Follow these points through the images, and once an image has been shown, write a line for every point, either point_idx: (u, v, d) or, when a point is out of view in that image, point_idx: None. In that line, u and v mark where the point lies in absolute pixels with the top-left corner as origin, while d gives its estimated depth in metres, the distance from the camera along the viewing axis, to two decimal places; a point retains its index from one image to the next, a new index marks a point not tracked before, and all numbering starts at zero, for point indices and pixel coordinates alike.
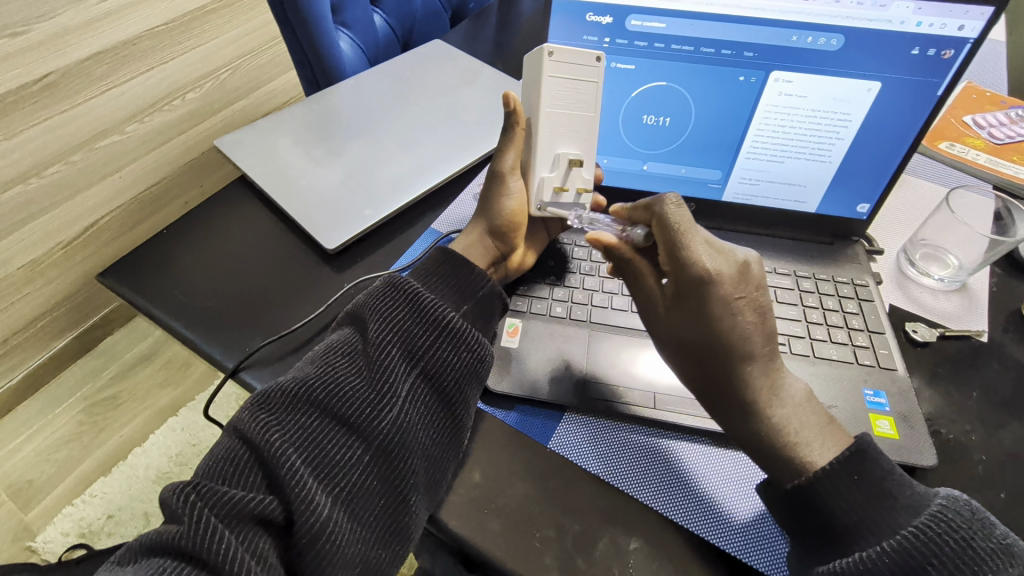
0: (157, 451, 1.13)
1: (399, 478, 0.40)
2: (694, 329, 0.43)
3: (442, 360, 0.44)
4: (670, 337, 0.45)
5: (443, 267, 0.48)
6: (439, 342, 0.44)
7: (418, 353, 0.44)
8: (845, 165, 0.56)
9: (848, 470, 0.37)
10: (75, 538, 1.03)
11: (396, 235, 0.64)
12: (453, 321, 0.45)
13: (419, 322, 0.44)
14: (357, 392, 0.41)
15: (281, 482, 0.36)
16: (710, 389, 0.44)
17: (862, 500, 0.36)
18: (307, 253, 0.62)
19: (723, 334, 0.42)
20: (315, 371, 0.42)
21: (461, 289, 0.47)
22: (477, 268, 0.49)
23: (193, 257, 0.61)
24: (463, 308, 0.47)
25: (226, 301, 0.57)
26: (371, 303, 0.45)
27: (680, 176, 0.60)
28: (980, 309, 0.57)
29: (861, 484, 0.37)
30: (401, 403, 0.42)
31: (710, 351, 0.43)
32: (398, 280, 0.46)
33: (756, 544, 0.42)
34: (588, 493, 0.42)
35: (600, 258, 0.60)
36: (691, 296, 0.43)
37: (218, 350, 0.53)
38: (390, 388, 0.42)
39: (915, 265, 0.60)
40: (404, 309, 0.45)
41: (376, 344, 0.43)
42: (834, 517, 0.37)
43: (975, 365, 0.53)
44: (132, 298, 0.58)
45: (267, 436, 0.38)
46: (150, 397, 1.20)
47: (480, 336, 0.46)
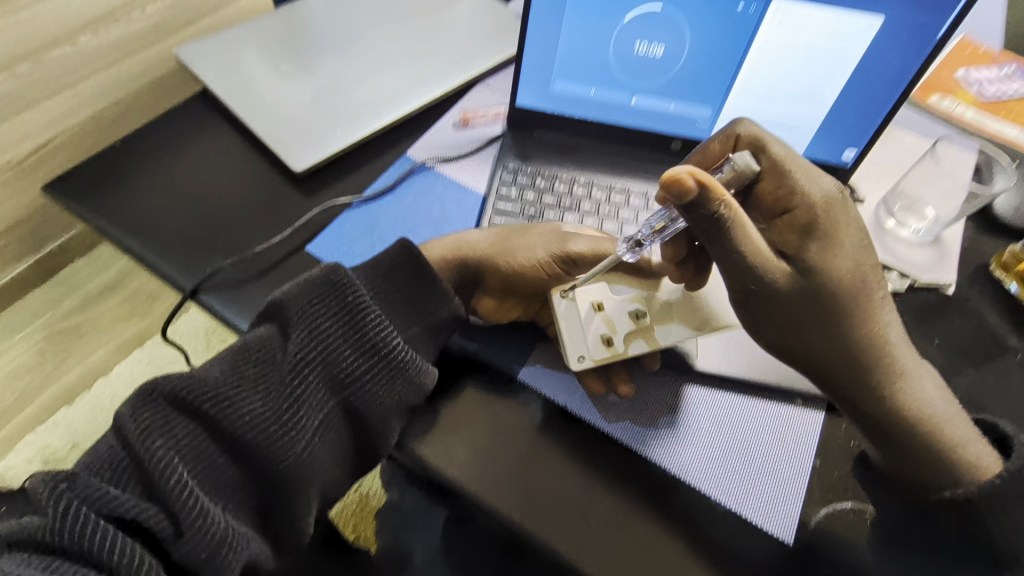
0: (122, 382, 1.09)
1: (296, 493, 0.38)
2: (825, 277, 0.41)
3: (371, 390, 0.41)
4: (799, 294, 0.41)
5: (395, 275, 0.45)
6: (370, 371, 0.41)
7: (344, 377, 0.41)
8: (835, 109, 0.55)
9: (1012, 487, 0.35)
10: (39, 466, 1.01)
11: (371, 158, 0.60)
12: (395, 347, 0.42)
13: (350, 343, 0.41)
14: (266, 409, 0.37)
15: (167, 490, 0.32)
16: (813, 350, 0.41)
17: (1021, 518, 0.35)
18: (274, 175, 0.58)
19: (852, 282, 0.41)
20: (222, 374, 0.37)
21: (415, 307, 0.45)
22: (442, 282, 0.45)
23: (150, 173, 0.57)
24: (411, 331, 0.44)
25: (186, 222, 0.54)
26: (305, 304, 0.40)
27: (668, 112, 0.58)
28: (952, 260, 0.57)
29: (960, 457, 0.39)
30: (316, 428, 0.39)
31: (847, 298, 0.41)
32: (337, 280, 0.41)
33: (759, 498, 0.42)
34: (550, 427, 0.44)
35: (580, 193, 0.58)
36: (823, 228, 0.42)
37: (176, 272, 0.51)
38: (306, 410, 0.39)
39: (892, 217, 0.60)
40: (336, 324, 0.41)
41: (298, 361, 0.39)
42: (989, 532, 0.36)
43: (940, 315, 0.54)
44: (82, 213, 0.54)
45: (156, 440, 0.33)
46: (114, 328, 1.16)
47: (425, 365, 0.43)
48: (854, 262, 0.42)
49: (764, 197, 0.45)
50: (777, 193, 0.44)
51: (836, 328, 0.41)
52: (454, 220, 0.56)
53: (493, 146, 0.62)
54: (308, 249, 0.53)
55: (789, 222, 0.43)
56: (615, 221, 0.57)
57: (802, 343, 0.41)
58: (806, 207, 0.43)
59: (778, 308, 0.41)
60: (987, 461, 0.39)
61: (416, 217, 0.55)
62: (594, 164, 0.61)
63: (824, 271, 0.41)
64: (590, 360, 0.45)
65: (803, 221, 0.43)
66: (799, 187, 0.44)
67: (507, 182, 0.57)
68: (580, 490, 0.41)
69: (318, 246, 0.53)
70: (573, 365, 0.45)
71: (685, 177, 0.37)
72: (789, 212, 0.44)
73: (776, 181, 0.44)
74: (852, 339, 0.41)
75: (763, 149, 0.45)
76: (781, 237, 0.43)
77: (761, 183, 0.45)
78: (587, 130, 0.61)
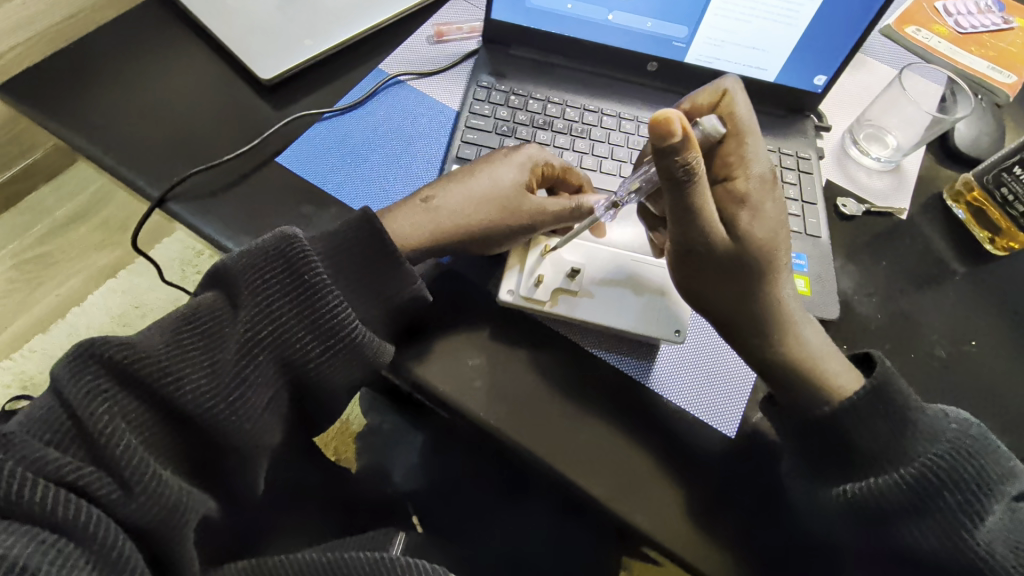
0: (97, 310, 1.10)
1: (244, 458, 0.38)
2: (744, 244, 0.42)
3: (322, 372, 0.41)
4: (719, 255, 0.42)
5: (359, 251, 0.42)
6: (324, 353, 0.40)
7: (295, 358, 0.40)
8: (809, 32, 0.54)
9: (875, 400, 0.38)
10: (18, 390, 1.03)
11: (341, 71, 0.59)
12: (354, 329, 0.41)
13: (303, 324, 0.40)
14: (213, 384, 0.36)
15: (115, 461, 0.31)
16: (712, 305, 0.44)
17: (886, 427, 0.38)
18: (240, 86, 0.56)
19: (768, 250, 0.42)
20: (163, 344, 0.35)
21: (373, 288, 0.43)
22: (405, 264, 0.43)
23: (109, 78, 0.55)
24: (367, 315, 0.43)
25: (149, 131, 0.53)
26: (256, 274, 0.39)
27: (645, 31, 0.57)
28: (907, 188, 0.60)
29: (888, 412, 0.38)
30: (263, 405, 0.39)
31: (756, 266, 0.42)
32: (290, 253, 0.39)
33: (707, 401, 0.46)
34: (515, 336, 0.47)
35: (555, 112, 0.58)
36: (756, 200, 0.43)
37: (143, 180, 0.50)
38: (254, 388, 0.38)
39: (857, 145, 0.61)
40: (289, 301, 0.39)
41: (246, 338, 0.38)
42: (862, 443, 0.38)
43: (890, 240, 0.57)
44: (39, 119, 0.52)
45: (100, 408, 0.32)
46: (86, 258, 1.14)
47: (383, 343, 0.43)
48: (775, 237, 0.43)
49: (717, 160, 0.46)
50: (732, 159, 0.45)
51: (741, 295, 0.42)
52: (426, 136, 0.55)
53: (467, 62, 0.61)
54: (279, 160, 0.52)
55: (730, 188, 0.44)
56: (588, 140, 0.57)
57: (706, 301, 0.44)
58: (749, 179, 0.44)
59: (700, 264, 0.43)
60: (847, 376, 0.40)
61: (388, 131, 0.55)
62: (569, 83, 0.60)
63: (746, 239, 0.42)
64: (514, 298, 0.47)
65: (742, 191, 0.44)
66: (748, 161, 0.44)
67: (481, 98, 0.57)
68: (540, 390, 0.45)
69: (288, 158, 0.52)
70: (500, 298, 0.47)
71: (675, 124, 0.36)
72: (738, 179, 0.44)
73: (735, 150, 0.45)
74: (755, 299, 0.42)
75: (732, 118, 0.45)
76: (720, 203, 0.44)
77: (721, 146, 0.45)
78: (562, 48, 0.60)
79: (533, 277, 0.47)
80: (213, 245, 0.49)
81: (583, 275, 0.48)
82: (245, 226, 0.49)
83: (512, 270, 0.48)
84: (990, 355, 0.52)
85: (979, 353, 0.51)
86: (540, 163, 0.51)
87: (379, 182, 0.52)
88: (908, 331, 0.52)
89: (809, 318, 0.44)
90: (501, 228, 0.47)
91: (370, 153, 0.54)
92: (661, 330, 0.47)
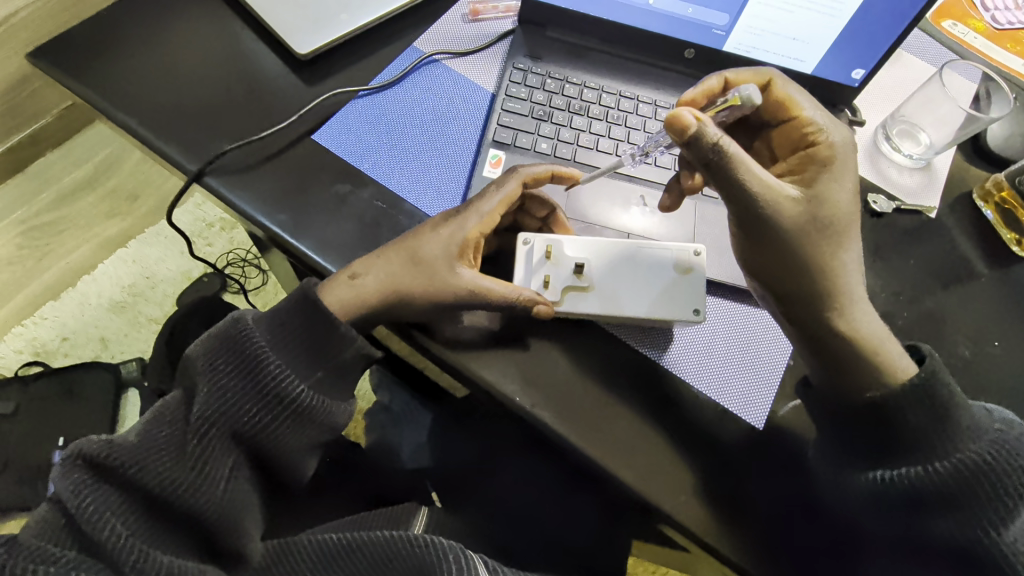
0: (109, 280, 1.09)
1: (227, 536, 0.39)
2: (820, 208, 0.43)
3: (280, 438, 0.41)
4: (796, 221, 0.42)
5: (297, 321, 0.42)
6: (275, 420, 0.40)
7: (249, 431, 0.40)
8: (854, 23, 0.53)
9: (917, 393, 0.38)
10: (30, 356, 1.02)
11: (375, 48, 0.58)
12: (302, 397, 0.40)
13: (251, 398, 0.40)
14: (172, 468, 0.37)
15: (102, 546, 0.33)
16: (790, 278, 0.43)
17: (924, 420, 0.38)
18: (274, 59, 0.56)
19: (846, 215, 0.44)
20: (130, 441, 0.37)
21: (318, 351, 0.42)
22: (342, 326, 0.42)
23: (141, 47, 0.54)
24: (316, 376, 0.42)
25: (183, 102, 0.52)
26: (207, 364, 0.40)
27: (685, 16, 0.56)
28: (938, 187, 0.60)
29: (930, 407, 0.38)
30: (226, 480, 0.39)
31: (834, 228, 0.43)
32: (235, 333, 0.40)
33: (737, 390, 0.47)
34: (551, 322, 0.48)
35: (591, 98, 0.57)
36: (836, 167, 0.45)
37: (178, 153, 0.50)
38: (212, 466, 0.39)
39: (890, 141, 0.61)
40: (237, 378, 0.40)
41: (201, 418, 0.38)
42: (900, 432, 0.39)
43: (918, 238, 0.57)
44: (72, 87, 0.52)
45: (82, 499, 0.34)
46: (97, 226, 1.12)
47: (336, 404, 0.43)
48: (848, 203, 0.44)
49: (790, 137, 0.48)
50: (805, 134, 0.46)
51: (813, 260, 0.42)
52: (462, 118, 0.55)
53: (502, 43, 0.60)
54: (314, 137, 0.52)
55: (805, 158, 0.46)
56: (624, 128, 0.57)
57: (794, 273, 0.42)
58: (828, 146, 0.45)
59: (780, 238, 0.42)
60: (903, 367, 0.40)
61: (423, 111, 0.55)
62: (605, 68, 0.59)
63: (822, 202, 0.43)
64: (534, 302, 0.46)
65: (823, 157, 0.45)
66: (823, 130, 0.46)
67: (517, 81, 0.56)
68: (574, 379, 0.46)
69: (323, 136, 0.52)
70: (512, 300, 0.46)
71: (688, 119, 0.41)
72: (813, 148, 0.46)
73: (806, 122, 0.46)
74: (832, 260, 0.42)
75: (790, 100, 0.47)
76: (796, 173, 0.46)
77: (790, 123, 0.47)
78: (599, 31, 0.59)
79: (541, 273, 0.46)
80: (249, 221, 0.49)
81: (589, 270, 0.47)
82: (281, 203, 0.49)
83: (518, 273, 0.47)
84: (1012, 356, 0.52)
85: (1001, 354, 0.52)
86: (472, 233, 0.44)
87: (415, 164, 0.52)
88: (932, 329, 0.53)
89: (863, 304, 0.43)
90: (422, 314, 0.44)
91: (406, 134, 0.54)
92: (680, 311, 0.45)
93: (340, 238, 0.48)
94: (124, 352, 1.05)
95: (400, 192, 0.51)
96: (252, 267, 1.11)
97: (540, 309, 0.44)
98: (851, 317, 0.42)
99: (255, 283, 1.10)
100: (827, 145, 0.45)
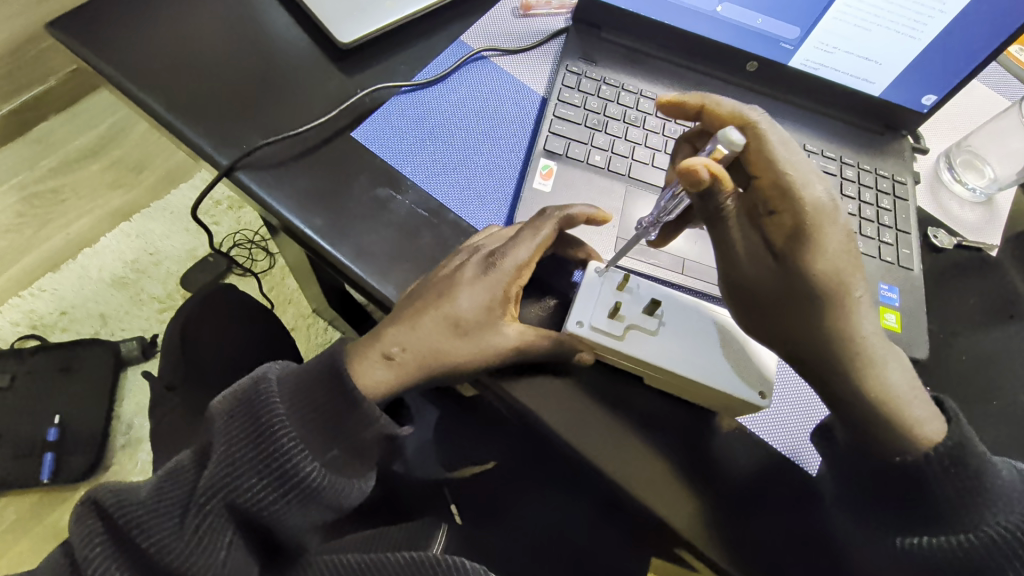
0: (111, 254, 1.03)
1: None
2: (783, 280, 0.39)
3: (282, 517, 0.38)
4: (771, 290, 0.40)
5: (318, 394, 0.39)
6: (281, 499, 0.38)
7: (252, 507, 0.38)
8: (934, 45, 0.49)
9: (946, 461, 0.36)
10: (27, 330, 0.97)
11: (419, 40, 0.54)
12: (311, 476, 0.38)
13: (258, 471, 0.37)
14: (173, 537, 0.37)
15: None
16: (776, 340, 0.40)
17: (954, 489, 0.36)
18: (312, 47, 0.52)
19: (830, 287, 0.38)
20: (143, 496, 0.37)
21: (334, 427, 0.39)
22: (366, 403, 0.39)
23: (173, 27, 0.51)
24: (328, 455, 0.39)
25: (215, 88, 0.49)
26: (223, 428, 0.38)
27: (753, 27, 0.52)
28: (999, 223, 0.57)
29: (956, 474, 0.36)
30: (223, 551, 0.38)
31: (794, 305, 0.39)
32: (257, 397, 0.39)
33: (793, 437, 0.43)
34: None
35: (648, 108, 0.54)
36: (811, 232, 0.38)
37: (207, 143, 0.47)
38: (209, 537, 0.37)
39: (952, 171, 0.58)
40: (249, 447, 0.38)
41: (205, 487, 0.37)
42: (930, 497, 0.36)
43: (978, 274, 0.54)
44: (99, 66, 0.49)
45: (90, 554, 0.35)
46: (99, 197, 1.07)
47: (348, 484, 0.40)
48: (840, 266, 0.38)
49: (753, 190, 0.40)
50: (769, 193, 0.39)
51: (811, 328, 0.39)
52: (510, 122, 0.52)
53: (554, 41, 0.57)
54: (353, 133, 0.49)
55: (775, 219, 0.40)
56: None
57: (786, 339, 0.40)
58: (795, 210, 0.38)
59: (761, 303, 0.41)
60: (932, 426, 0.37)
61: (469, 113, 0.52)
62: (662, 76, 0.56)
63: (785, 276, 0.39)
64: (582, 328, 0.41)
65: (790, 223, 0.39)
66: (793, 189, 0.38)
67: (571, 86, 0.53)
68: (618, 414, 0.42)
69: (364, 133, 0.49)
70: (567, 328, 0.42)
71: (700, 168, 0.37)
72: (778, 211, 0.39)
73: (772, 183, 0.39)
74: (817, 330, 0.39)
75: (764, 153, 0.39)
76: (769, 234, 0.40)
77: (754, 176, 0.40)
78: (657, 37, 0.55)
79: (610, 302, 0.42)
80: (281, 221, 0.45)
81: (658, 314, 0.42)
82: (315, 205, 0.46)
83: (583, 298, 0.42)
84: None
85: None
86: (517, 280, 0.41)
87: (459, 169, 0.49)
88: (994, 375, 0.49)
89: (890, 350, 0.40)
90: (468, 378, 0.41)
91: (451, 136, 0.50)
92: (745, 393, 0.40)
93: (376, 245, 0.45)
94: (125, 329, 0.99)
95: (443, 200, 0.48)
96: (260, 249, 1.06)
97: (584, 356, 0.42)
98: (878, 377, 0.38)
99: (263, 266, 1.05)
100: (797, 204, 0.38)
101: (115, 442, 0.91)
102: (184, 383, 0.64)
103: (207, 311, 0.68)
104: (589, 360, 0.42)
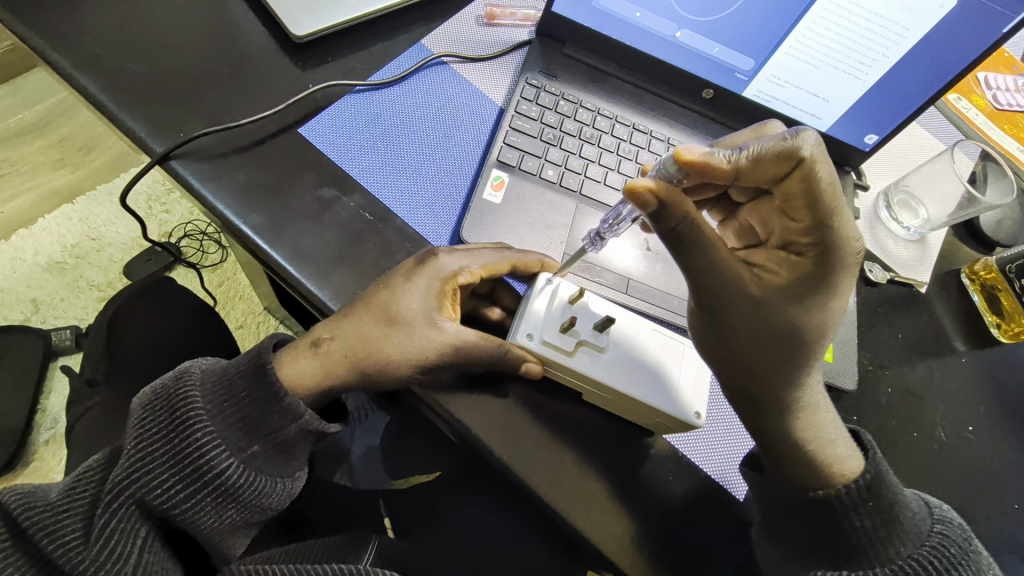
0: (49, 237, 0.97)
1: None
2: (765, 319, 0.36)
3: (198, 517, 0.36)
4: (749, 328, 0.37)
5: (242, 388, 0.37)
6: (196, 498, 0.36)
7: (166, 508, 0.35)
8: (878, 88, 0.50)
9: (862, 495, 0.36)
10: None
11: (380, 41, 0.54)
12: (228, 475, 0.36)
13: (174, 467, 0.35)
14: (77, 542, 0.33)
15: None
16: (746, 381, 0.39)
17: (868, 523, 0.35)
18: (266, 39, 0.50)
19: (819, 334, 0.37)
20: (51, 495, 0.34)
21: (255, 424, 0.37)
22: (290, 399, 0.37)
23: (119, 6, 0.48)
24: (249, 451, 0.37)
25: (159, 73, 0.47)
26: (139, 425, 0.36)
27: (710, 55, 0.53)
28: (930, 261, 0.59)
29: (871, 510, 0.35)
30: (136, 554, 0.35)
31: (779, 348, 0.37)
32: (175, 390, 0.37)
33: (721, 462, 0.44)
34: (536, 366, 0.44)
35: (603, 126, 0.55)
36: (824, 277, 0.35)
37: (143, 129, 0.45)
38: (120, 540, 0.34)
39: (890, 210, 0.61)
40: (164, 441, 0.36)
41: (117, 484, 0.35)
42: (844, 532, 0.36)
43: (908, 309, 0.56)
44: (32, 41, 0.46)
45: None
46: (40, 176, 1.00)
47: (271, 485, 0.38)
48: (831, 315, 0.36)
49: (785, 230, 0.37)
50: (796, 236, 0.37)
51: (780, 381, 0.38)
52: (465, 130, 0.52)
53: (517, 52, 0.57)
54: (301, 129, 0.48)
55: (793, 259, 0.37)
56: (634, 163, 0.54)
57: (764, 379, 0.38)
58: (815, 254, 0.35)
59: (741, 332, 0.37)
60: (849, 463, 0.38)
61: (425, 118, 0.51)
62: (620, 96, 0.57)
63: (768, 318, 0.36)
64: (533, 342, 0.40)
65: (810, 265, 0.36)
66: (829, 226, 0.34)
67: (529, 98, 0.53)
68: (551, 434, 0.41)
69: (312, 130, 0.48)
70: (516, 338, 0.40)
71: (644, 191, 0.33)
72: (801, 251, 0.36)
73: (803, 228, 0.36)
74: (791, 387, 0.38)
75: (807, 195, 0.34)
76: (765, 265, 0.38)
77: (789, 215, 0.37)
78: (617, 57, 0.56)
79: (558, 314, 0.41)
80: (217, 216, 0.44)
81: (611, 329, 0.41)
82: (255, 202, 0.44)
83: (533, 311, 0.41)
84: (987, 445, 0.51)
85: (976, 440, 0.51)
86: (455, 277, 0.41)
87: (410, 174, 0.48)
88: (916, 407, 0.51)
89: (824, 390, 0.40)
90: (401, 380, 0.39)
91: (404, 140, 0.50)
92: (678, 408, 0.39)
93: (315, 247, 0.43)
94: (58, 317, 0.93)
95: (390, 204, 0.47)
96: (212, 242, 1.01)
97: (530, 367, 0.40)
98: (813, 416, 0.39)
99: (213, 259, 1.00)
100: (831, 249, 0.35)
101: (38, 437, 0.85)
102: (107, 380, 0.61)
103: (141, 304, 0.65)
104: (537, 372, 0.40)
